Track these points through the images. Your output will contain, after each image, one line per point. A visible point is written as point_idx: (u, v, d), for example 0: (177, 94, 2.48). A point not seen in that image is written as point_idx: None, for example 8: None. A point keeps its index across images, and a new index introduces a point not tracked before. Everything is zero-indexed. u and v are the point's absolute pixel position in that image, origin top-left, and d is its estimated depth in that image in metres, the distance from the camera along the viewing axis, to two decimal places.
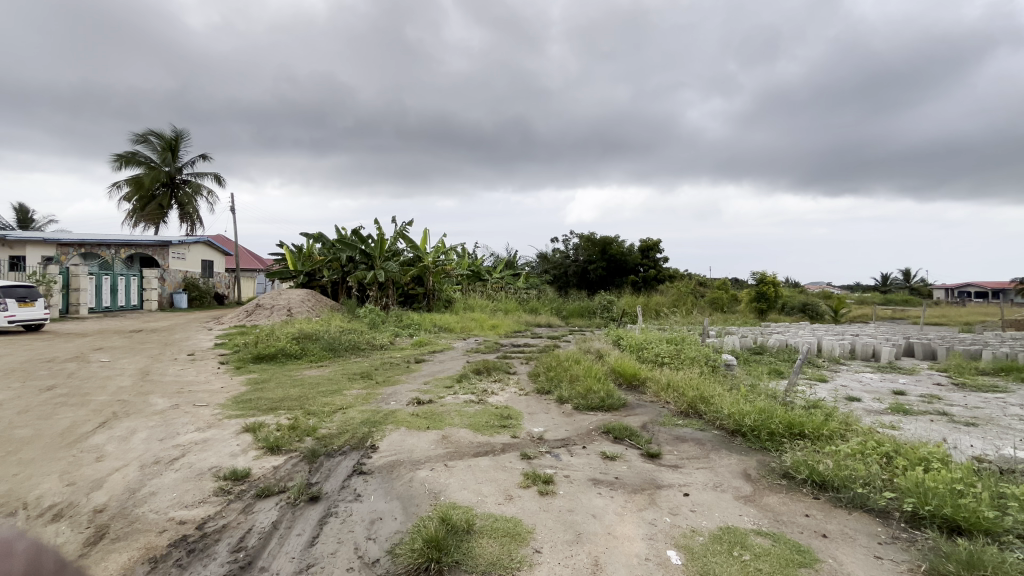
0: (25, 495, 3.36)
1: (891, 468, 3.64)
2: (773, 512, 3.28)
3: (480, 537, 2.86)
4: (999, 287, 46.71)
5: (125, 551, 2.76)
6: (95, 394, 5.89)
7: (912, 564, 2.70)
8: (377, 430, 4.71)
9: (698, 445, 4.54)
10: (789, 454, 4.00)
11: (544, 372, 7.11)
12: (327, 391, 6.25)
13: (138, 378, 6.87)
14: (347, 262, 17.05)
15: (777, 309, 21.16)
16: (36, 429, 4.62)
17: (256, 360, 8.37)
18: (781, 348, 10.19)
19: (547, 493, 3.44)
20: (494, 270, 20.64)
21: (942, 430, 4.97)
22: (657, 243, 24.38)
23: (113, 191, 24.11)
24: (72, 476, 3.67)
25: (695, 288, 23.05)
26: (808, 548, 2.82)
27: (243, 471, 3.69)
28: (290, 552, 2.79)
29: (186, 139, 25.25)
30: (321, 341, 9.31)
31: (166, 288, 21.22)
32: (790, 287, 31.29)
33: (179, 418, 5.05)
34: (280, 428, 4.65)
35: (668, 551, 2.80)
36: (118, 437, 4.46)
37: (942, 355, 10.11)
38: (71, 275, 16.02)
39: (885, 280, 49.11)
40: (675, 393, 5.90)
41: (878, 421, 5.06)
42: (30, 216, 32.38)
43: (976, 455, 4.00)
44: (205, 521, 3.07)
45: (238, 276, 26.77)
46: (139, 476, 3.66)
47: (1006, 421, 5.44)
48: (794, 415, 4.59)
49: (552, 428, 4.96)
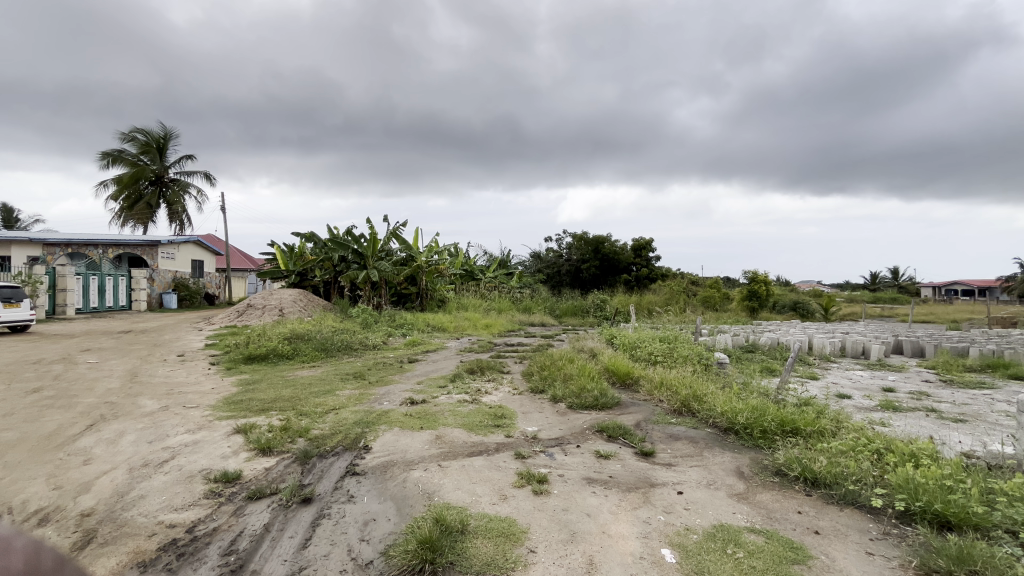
0: (10, 499, 3.30)
1: (881, 464, 3.68)
2: (766, 509, 3.29)
3: (474, 537, 2.86)
4: (985, 285, 47.64)
5: (113, 555, 2.72)
6: (84, 396, 5.84)
7: (903, 560, 2.72)
8: (370, 431, 4.67)
9: (691, 444, 4.55)
10: (782, 451, 4.02)
11: (538, 371, 7.11)
12: (319, 392, 6.21)
13: (127, 379, 6.82)
14: (340, 262, 17.09)
15: (768, 307, 21.32)
16: (22, 431, 4.57)
17: (247, 361, 8.28)
18: (773, 346, 10.29)
19: (541, 493, 3.43)
20: (488, 270, 20.72)
21: (931, 426, 5.04)
22: (649, 242, 24.26)
23: (101, 190, 23.88)
24: (59, 480, 3.61)
25: (687, 287, 23.20)
26: (800, 545, 2.83)
27: (235, 472, 3.66)
28: (282, 556, 2.76)
29: (175, 138, 25.00)
30: (314, 341, 9.28)
31: (155, 288, 21.04)
32: (778, 285, 31.58)
33: (168, 419, 5.00)
34: (272, 429, 4.61)
35: (662, 548, 2.80)
36: (106, 439, 4.41)
37: (931, 352, 10.24)
38: (58, 275, 15.82)
39: (875, 276, 49.73)
40: (669, 391, 5.91)
41: (869, 418, 5.12)
42: (14, 216, 31.91)
43: (965, 451, 4.03)
44: (195, 525, 3.03)
45: (228, 276, 26.53)
46: (127, 480, 3.61)
47: (993, 417, 5.51)
48: (786, 412, 4.64)
49: (546, 428, 4.96)
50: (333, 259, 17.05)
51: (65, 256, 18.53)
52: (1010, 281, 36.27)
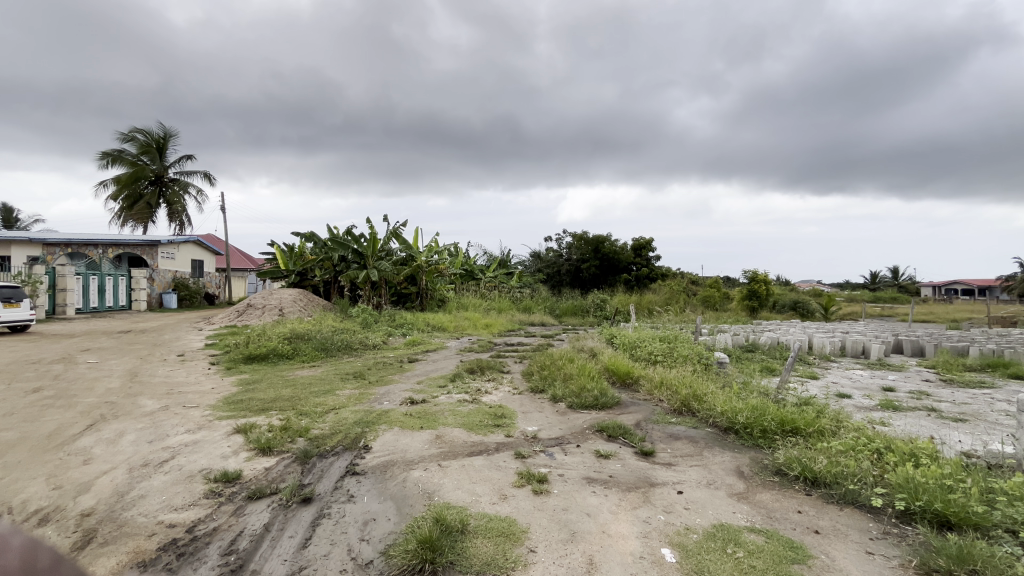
0: (10, 499, 3.30)
1: (881, 464, 3.68)
2: (766, 509, 3.29)
3: (474, 537, 2.85)
4: (985, 285, 47.65)
5: (113, 555, 2.72)
6: (84, 396, 5.84)
7: (903, 559, 2.72)
8: (370, 431, 4.67)
9: (691, 443, 4.55)
10: (782, 451, 4.02)
11: (538, 371, 7.12)
12: (319, 392, 6.20)
13: (127, 379, 6.82)
14: (340, 262, 17.09)
15: (768, 307, 21.31)
16: (22, 431, 4.57)
17: (246, 361, 8.27)
18: (773, 345, 10.29)
19: (541, 492, 3.43)
20: (488, 270, 20.72)
21: (932, 426, 5.03)
22: (649, 241, 24.24)
23: (101, 190, 23.86)
24: (59, 479, 3.61)
25: (687, 287, 23.19)
26: (800, 545, 2.83)
27: (234, 472, 3.67)
28: (282, 555, 2.76)
29: (174, 138, 25.00)
30: (314, 341, 9.27)
31: (155, 287, 21.04)
32: (778, 285, 31.60)
33: (167, 419, 5.00)
34: (272, 428, 4.61)
35: (662, 548, 2.80)
36: (106, 439, 4.41)
37: (931, 351, 10.23)
38: (58, 275, 15.81)
39: (875, 276, 49.71)
40: (669, 391, 5.91)
41: (869, 417, 5.11)
42: (14, 216, 31.91)
43: (965, 451, 4.03)
44: (195, 524, 3.03)
45: (228, 276, 26.52)
46: (127, 480, 3.61)
47: (993, 417, 5.51)
48: (786, 412, 4.64)
49: (546, 427, 4.95)
50: (333, 259, 17.04)
51: (64, 256, 18.51)
52: (1009, 281, 36.27)
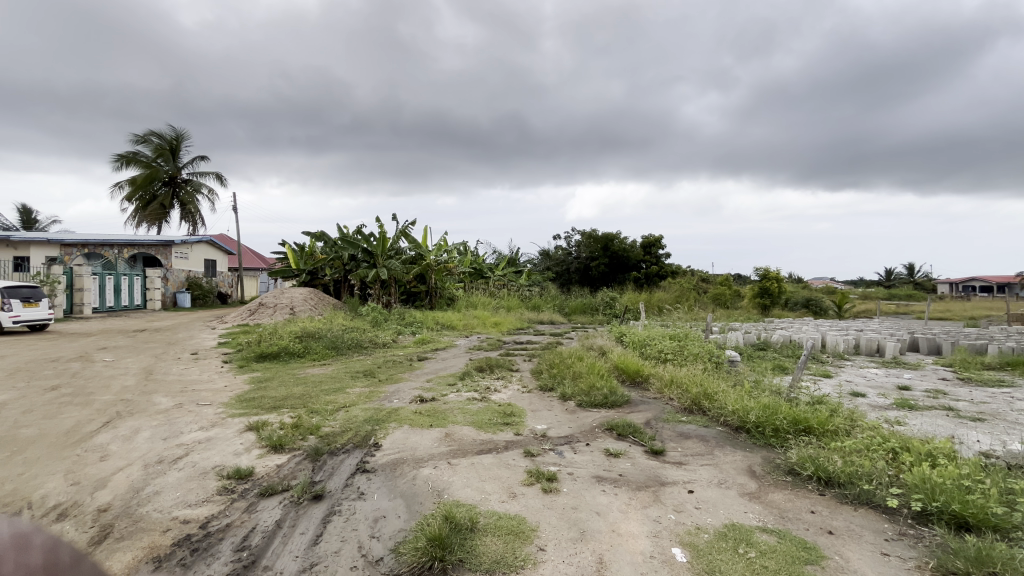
0: (30, 494, 3.37)
1: (897, 463, 3.62)
2: (779, 509, 3.25)
3: (483, 535, 2.85)
4: (1005, 282, 46.73)
5: (129, 550, 2.75)
6: (101, 394, 5.92)
7: (919, 561, 2.67)
8: (379, 429, 4.69)
9: (702, 442, 4.52)
10: (795, 450, 3.97)
11: (547, 369, 7.11)
12: (330, 390, 6.25)
13: (141, 377, 6.90)
14: (350, 261, 17.17)
15: (781, 305, 21.05)
16: (41, 428, 4.65)
17: (258, 359, 8.36)
18: (785, 343, 10.18)
19: (550, 491, 3.43)
20: (497, 268, 20.72)
21: (949, 425, 4.93)
22: (659, 239, 24.09)
23: (116, 191, 24.17)
24: (76, 475, 3.67)
25: (698, 284, 23.01)
26: (813, 545, 2.80)
27: (246, 470, 3.69)
28: (293, 552, 2.78)
29: (187, 139, 25.26)
30: (324, 340, 9.34)
31: (169, 287, 21.32)
32: (790, 283, 31.37)
33: (182, 417, 5.06)
34: (284, 426, 4.66)
35: (673, 548, 2.79)
36: (121, 436, 4.46)
37: (947, 350, 10.04)
38: (75, 275, 16.06)
39: (890, 274, 49.06)
40: (679, 389, 5.88)
41: (885, 417, 5.02)
42: (33, 217, 32.64)
43: (984, 451, 3.94)
44: (208, 520, 3.07)
45: (241, 275, 26.77)
46: (142, 476, 3.66)
47: (1013, 416, 5.39)
48: (799, 411, 4.58)
49: (555, 425, 4.95)
50: (343, 258, 17.11)
51: (81, 256, 18.82)
52: None
